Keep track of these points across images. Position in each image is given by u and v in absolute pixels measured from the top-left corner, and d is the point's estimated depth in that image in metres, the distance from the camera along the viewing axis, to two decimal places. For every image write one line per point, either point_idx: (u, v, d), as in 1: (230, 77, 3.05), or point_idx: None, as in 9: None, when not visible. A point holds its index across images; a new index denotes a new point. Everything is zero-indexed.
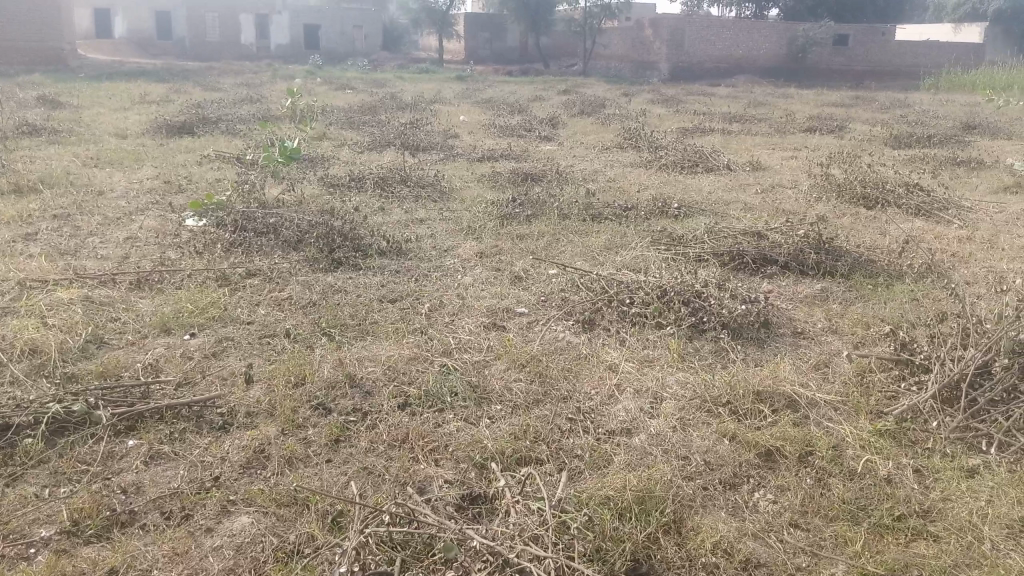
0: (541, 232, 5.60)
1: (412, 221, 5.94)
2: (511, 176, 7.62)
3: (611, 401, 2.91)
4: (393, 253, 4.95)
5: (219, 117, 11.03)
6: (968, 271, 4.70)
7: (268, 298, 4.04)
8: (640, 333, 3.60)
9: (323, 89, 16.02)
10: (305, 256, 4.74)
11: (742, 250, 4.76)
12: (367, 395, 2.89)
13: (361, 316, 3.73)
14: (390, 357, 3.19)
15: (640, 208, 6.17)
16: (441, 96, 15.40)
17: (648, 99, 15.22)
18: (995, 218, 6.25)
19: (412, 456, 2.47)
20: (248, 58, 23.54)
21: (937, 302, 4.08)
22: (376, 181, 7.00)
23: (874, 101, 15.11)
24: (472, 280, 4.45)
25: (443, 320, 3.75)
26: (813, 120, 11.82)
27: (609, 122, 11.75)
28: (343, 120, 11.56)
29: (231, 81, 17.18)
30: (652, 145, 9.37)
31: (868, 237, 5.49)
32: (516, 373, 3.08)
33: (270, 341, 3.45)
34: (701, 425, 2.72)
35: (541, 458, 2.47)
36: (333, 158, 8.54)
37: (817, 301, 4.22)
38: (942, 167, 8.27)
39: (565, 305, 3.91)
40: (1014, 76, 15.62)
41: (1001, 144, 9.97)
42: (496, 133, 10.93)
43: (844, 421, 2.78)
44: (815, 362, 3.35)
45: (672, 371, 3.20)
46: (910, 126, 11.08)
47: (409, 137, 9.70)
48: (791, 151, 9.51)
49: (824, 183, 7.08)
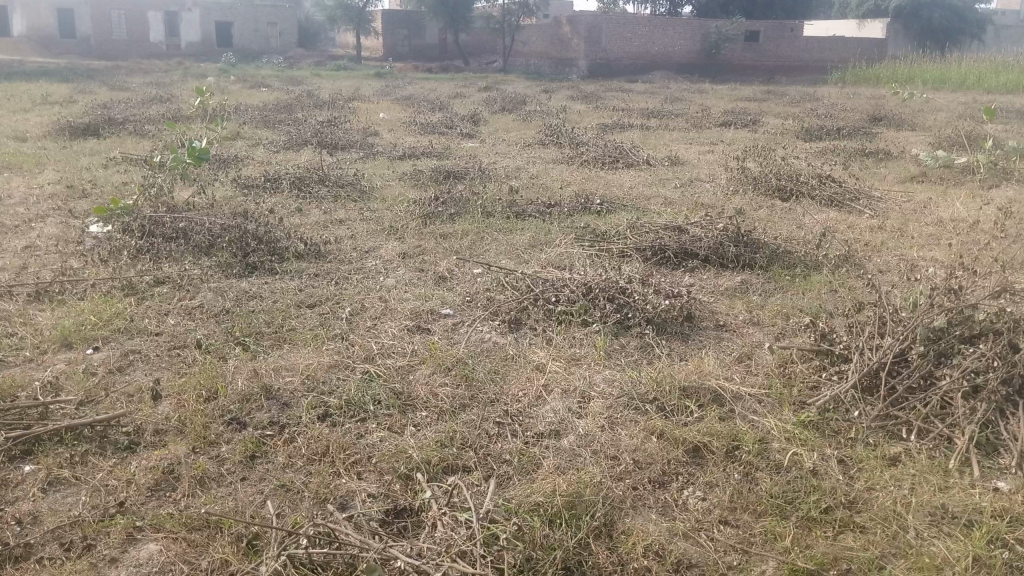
0: (464, 230, 5.52)
1: (332, 222, 5.79)
2: (433, 174, 7.51)
3: (538, 402, 2.85)
4: (311, 256, 4.79)
5: (126, 118, 10.60)
6: (880, 259, 4.82)
7: (179, 307, 3.85)
8: (565, 331, 3.56)
9: (237, 87, 15.61)
10: (217, 261, 4.55)
11: (664, 245, 4.78)
12: (285, 407, 2.77)
13: (278, 324, 3.59)
14: (308, 366, 3.06)
15: (563, 205, 6.16)
16: (360, 94, 15.14)
17: (568, 95, 15.28)
18: (903, 207, 6.46)
19: (333, 470, 2.37)
20: (158, 57, 22.72)
21: (853, 292, 4.17)
22: (293, 181, 6.81)
23: (785, 95, 15.51)
24: (393, 282, 4.34)
25: (364, 324, 3.64)
26: (727, 114, 12.05)
27: (530, 119, 11.75)
28: (258, 119, 11.25)
29: (140, 80, 16.57)
30: (573, 141, 9.39)
31: (785, 229, 5.59)
32: (441, 378, 3.00)
33: (181, 352, 3.28)
34: (629, 423, 2.69)
35: (468, 466, 2.39)
36: (248, 158, 8.29)
37: (738, 294, 4.26)
38: (852, 158, 8.52)
39: (490, 305, 3.84)
40: (914, 70, 16.24)
41: (906, 135, 10.34)
42: (417, 130, 10.79)
43: (769, 413, 2.79)
44: (739, 355, 3.36)
45: (599, 369, 3.16)
46: (819, 119, 11.40)
47: (327, 136, 9.48)
48: (708, 145, 9.66)
49: (741, 176, 7.20)
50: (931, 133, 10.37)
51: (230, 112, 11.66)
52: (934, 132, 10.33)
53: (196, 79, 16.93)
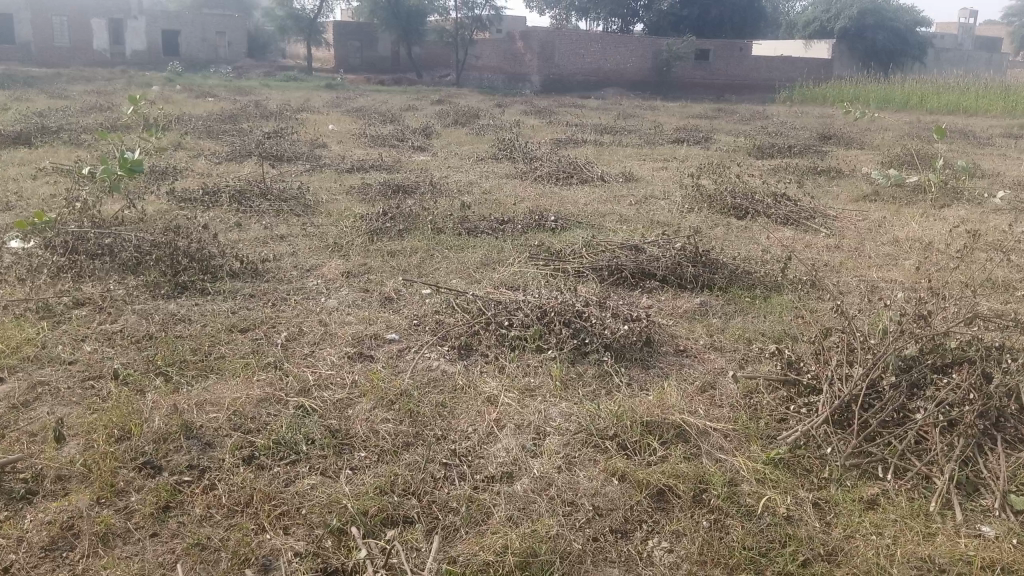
0: (413, 248, 5.28)
1: (272, 238, 5.50)
2: (382, 187, 7.25)
3: (489, 440, 2.62)
4: (247, 274, 4.51)
5: (61, 126, 10.13)
6: (840, 280, 4.71)
7: (97, 332, 3.53)
8: (519, 358, 3.33)
9: (181, 97, 15.13)
10: (144, 281, 4.23)
11: (620, 265, 4.60)
12: (206, 449, 2.50)
13: (205, 352, 3.29)
14: (236, 400, 2.80)
15: (516, 222, 5.95)
16: (309, 104, 14.82)
17: (521, 109, 15.16)
18: (859, 226, 6.39)
19: (257, 525, 2.10)
20: (102, 65, 22.03)
21: (816, 315, 4.03)
22: (233, 194, 6.48)
23: (735, 113, 15.59)
24: (336, 303, 4.08)
25: (301, 352, 3.37)
26: (680, 131, 12.02)
27: (483, 133, 11.56)
28: (201, 129, 10.87)
29: (80, 88, 16.00)
30: (527, 156, 9.23)
31: (743, 248, 5.47)
32: (384, 413, 2.74)
33: (94, 385, 2.97)
34: (587, 463, 2.47)
35: (410, 517, 2.15)
36: (187, 169, 7.94)
37: (697, 316, 4.09)
38: (804, 176, 8.48)
39: (439, 329, 3.61)
40: (861, 91, 16.47)
41: (855, 153, 10.38)
42: (367, 143, 10.52)
43: (736, 450, 2.59)
44: (701, 384, 3.17)
45: (555, 401, 2.93)
46: (771, 137, 11.42)
47: (271, 147, 9.16)
48: (662, 162, 9.56)
49: (696, 193, 7.09)
50: (880, 152, 10.43)
51: (171, 122, 11.25)
52: (883, 151, 10.39)
53: (140, 88, 16.41)
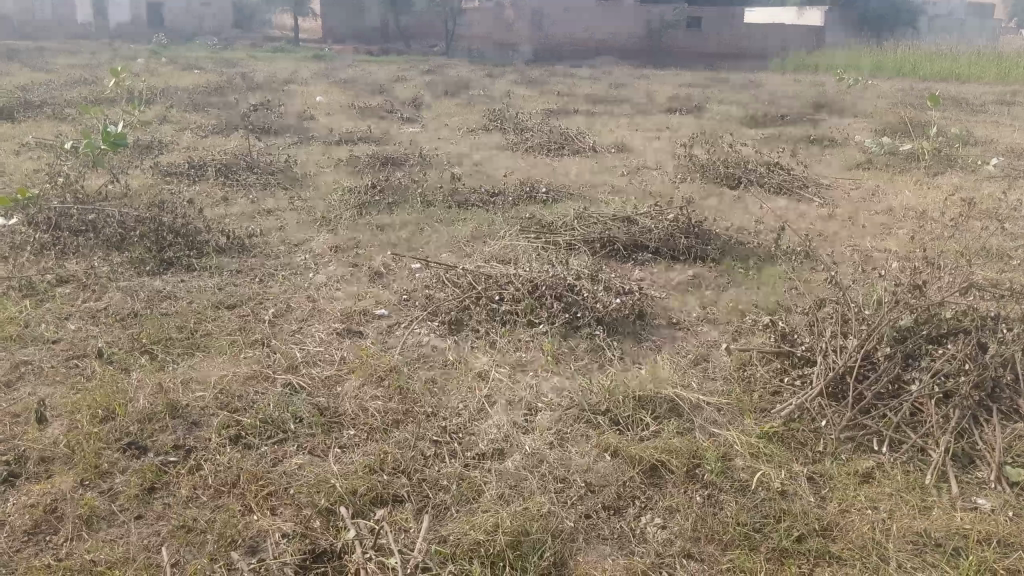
0: (403, 221, 5.21)
1: (259, 212, 5.42)
2: (371, 160, 7.17)
3: (480, 416, 2.58)
4: (234, 250, 4.45)
5: (44, 100, 9.97)
6: (833, 250, 4.68)
7: (82, 310, 3.47)
8: (510, 333, 3.29)
9: (167, 69, 14.92)
10: (129, 257, 4.17)
11: (613, 237, 4.55)
12: (192, 428, 2.46)
13: (191, 329, 3.24)
14: (223, 378, 2.75)
15: (506, 194, 5.88)
16: (297, 76, 14.63)
17: (512, 79, 14.99)
18: (852, 195, 6.35)
19: (244, 506, 2.06)
20: (86, 37, 21.72)
21: (810, 286, 3.99)
22: (220, 168, 6.39)
23: (727, 81, 15.47)
24: (325, 278, 4.03)
25: (289, 328, 3.32)
26: (672, 101, 11.91)
27: (474, 104, 11.44)
28: (188, 102, 10.73)
29: (65, 61, 15.76)
30: (518, 127, 9.13)
31: (736, 219, 5.42)
32: (373, 390, 2.70)
33: (78, 364, 2.92)
34: (579, 439, 2.44)
35: (400, 496, 2.12)
36: (173, 143, 7.83)
37: (690, 289, 4.05)
38: (797, 145, 8.42)
39: (429, 304, 3.56)
40: (853, 59, 16.36)
41: (848, 122, 10.31)
42: (356, 114, 10.40)
43: (730, 424, 2.57)
44: (694, 357, 3.14)
45: (546, 376, 2.90)
46: (764, 105, 11.33)
47: (259, 120, 9.04)
48: (654, 132, 9.48)
49: (688, 163, 7.02)
50: (873, 120, 10.36)
51: (157, 95, 11.09)
52: (876, 119, 10.32)
53: (125, 61, 16.18)
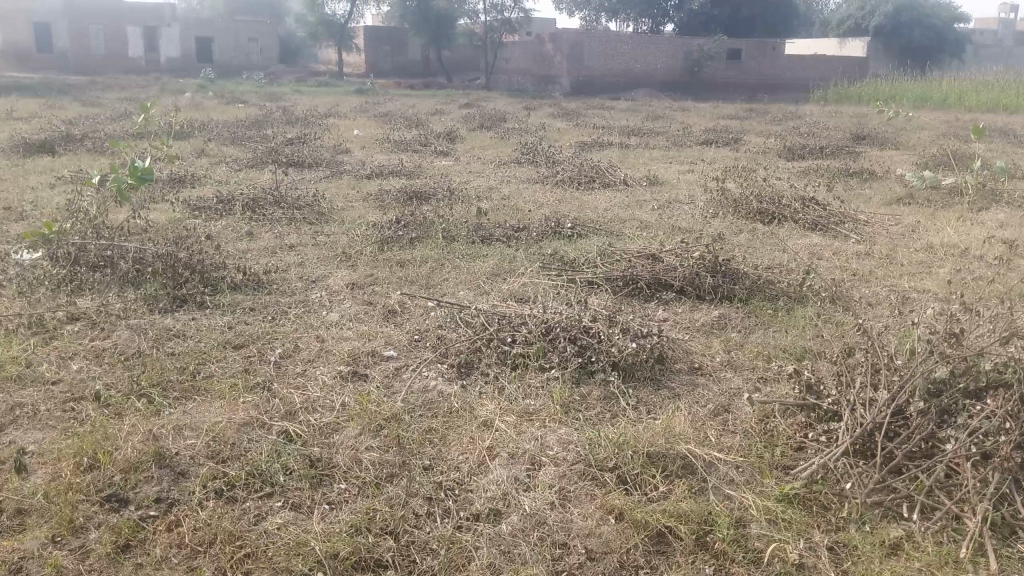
0: (423, 257, 5.12)
1: (281, 247, 5.37)
2: (398, 194, 7.12)
3: (480, 470, 2.44)
4: (249, 286, 4.39)
5: (85, 134, 10.14)
6: (868, 291, 4.47)
7: (86, 349, 3.41)
8: (520, 378, 3.14)
9: (211, 103, 15.18)
10: (143, 294, 4.12)
11: (636, 275, 4.41)
12: (178, 479, 2.36)
13: (193, 370, 3.16)
14: (217, 424, 2.66)
15: (531, 228, 5.77)
16: (336, 109, 14.78)
17: (549, 112, 14.96)
18: (891, 231, 6.12)
19: (218, 570, 1.95)
20: (137, 72, 22.23)
21: (842, 330, 3.80)
22: (247, 202, 6.37)
23: (767, 113, 15.28)
24: (338, 316, 3.94)
25: (293, 370, 3.22)
26: (708, 133, 11.75)
27: (507, 136, 11.40)
28: (225, 135, 10.84)
29: (113, 95, 16.12)
30: (549, 160, 9.04)
31: (767, 256, 5.24)
32: (371, 440, 2.57)
33: (73, 407, 2.84)
34: (583, 498, 2.29)
35: (384, 562, 1.99)
36: (205, 177, 7.88)
37: (715, 330, 3.88)
38: (835, 179, 8.20)
39: (440, 345, 3.44)
40: (897, 89, 16.02)
41: (889, 154, 10.05)
42: (389, 148, 10.41)
43: (747, 483, 2.39)
44: (714, 408, 2.96)
45: (554, 426, 2.75)
46: (802, 138, 11.12)
47: (291, 154, 9.07)
48: (689, 164, 9.32)
49: (720, 197, 6.85)
50: (916, 152, 10.09)
51: (195, 129, 11.24)
52: (919, 151, 10.05)
53: (170, 95, 16.50)
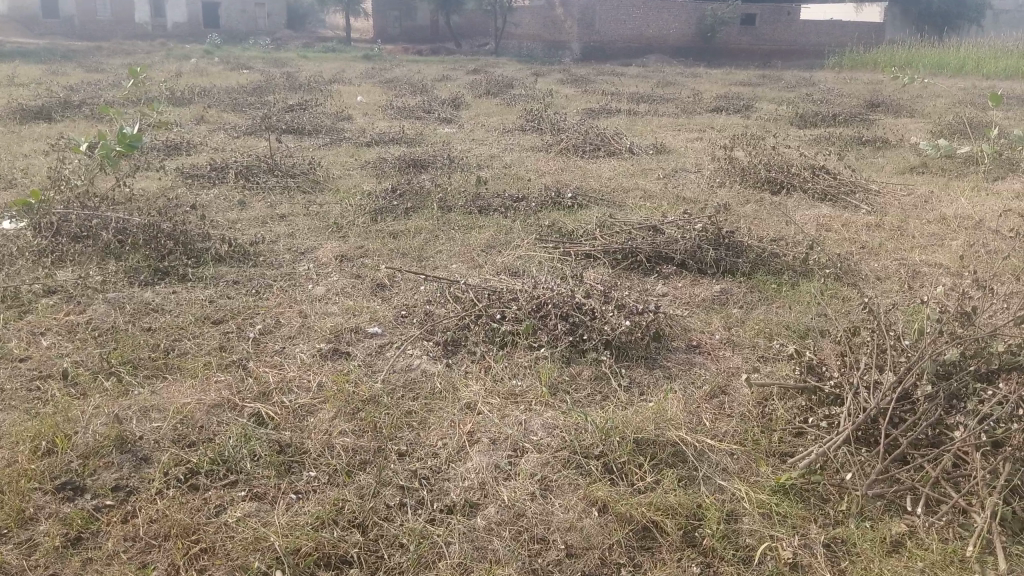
0: (418, 228, 4.97)
1: (272, 217, 5.23)
2: (397, 163, 6.95)
3: (459, 456, 2.31)
4: (235, 258, 4.24)
5: (83, 100, 9.99)
6: (876, 265, 4.30)
7: (60, 324, 3.29)
8: (508, 357, 3.00)
9: (215, 69, 14.96)
10: (124, 266, 3.99)
11: (635, 247, 4.24)
12: (140, 466, 2.25)
13: (166, 348, 3.04)
14: (186, 406, 2.54)
15: (530, 198, 5.60)
16: (342, 75, 14.53)
17: (557, 78, 14.65)
18: (903, 202, 5.91)
19: (172, 568, 1.85)
20: (143, 38, 21.97)
21: (849, 307, 3.63)
22: (240, 170, 6.22)
23: (780, 79, 14.95)
24: (324, 291, 3.80)
25: (272, 348, 3.08)
26: (719, 99, 11.48)
27: (513, 103, 11.18)
28: (226, 102, 10.66)
29: (118, 61, 15.93)
30: (555, 128, 8.83)
31: (773, 228, 5.06)
32: (346, 423, 2.45)
33: (39, 386, 2.73)
34: (564, 488, 2.16)
35: (349, 558, 1.88)
36: (202, 144, 7.72)
37: (715, 306, 3.72)
38: (847, 147, 7.96)
39: (427, 321, 3.29)
40: (911, 55, 15.60)
41: (904, 122, 9.78)
42: (393, 114, 10.21)
43: (740, 474, 2.26)
44: (710, 390, 2.82)
45: (539, 409, 2.62)
46: (815, 104, 10.84)
47: (291, 120, 8.89)
48: (698, 132, 9.09)
49: (727, 166, 6.64)
50: (930, 121, 9.81)
51: (196, 95, 11.04)
52: (934, 119, 9.77)
53: (174, 61, 16.27)
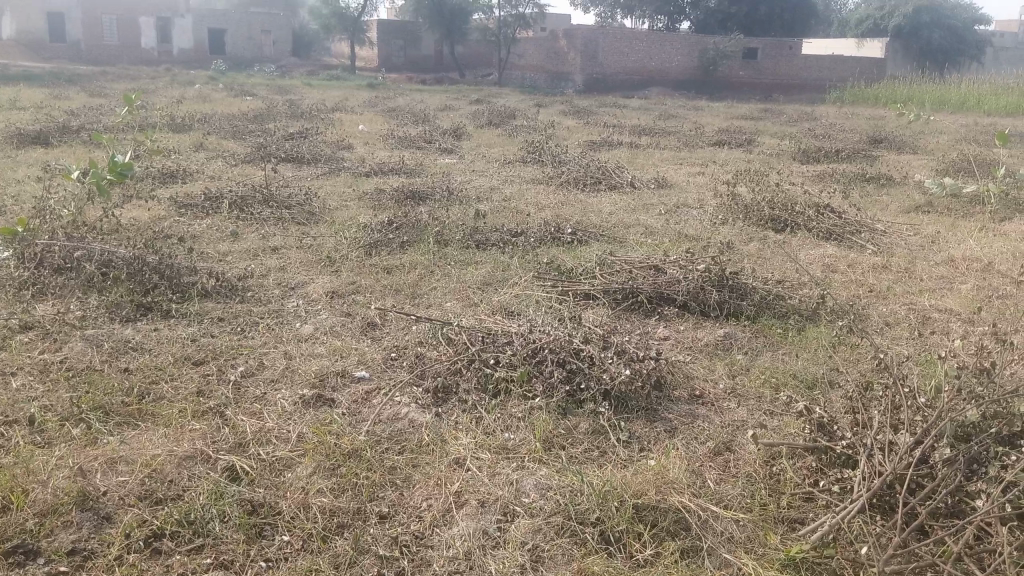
0: (412, 263, 4.83)
1: (264, 250, 5.09)
2: (395, 194, 6.83)
3: (445, 521, 2.16)
4: (222, 293, 4.09)
5: (82, 125, 9.89)
6: (884, 309, 4.16)
7: (33, 363, 3.14)
8: (501, 407, 2.84)
9: (218, 95, 14.92)
10: (107, 301, 3.84)
11: (636, 288, 4.11)
12: (101, 526, 2.09)
13: (142, 392, 2.88)
14: (156, 457, 2.39)
15: (529, 233, 5.47)
16: (344, 104, 14.49)
17: (560, 110, 14.61)
18: (910, 242, 5.79)
19: None
20: (149, 64, 22.01)
21: (857, 356, 3.49)
22: (235, 200, 6.09)
23: (783, 113, 14.92)
24: (312, 329, 3.65)
25: (253, 393, 2.93)
26: (722, 133, 11.41)
27: (514, 135, 11.10)
28: (226, 129, 10.58)
29: (121, 86, 15.90)
30: (556, 160, 8.74)
31: (777, 268, 4.93)
32: (325, 481, 2.30)
33: (3, 432, 2.58)
34: (557, 560, 2.02)
35: None
36: (198, 172, 7.61)
37: (719, 352, 3.57)
38: (851, 184, 7.86)
39: (418, 365, 3.14)
40: (913, 91, 15.60)
41: (908, 159, 9.68)
42: (394, 144, 10.12)
43: (745, 547, 2.11)
44: (714, 446, 2.67)
45: (532, 467, 2.46)
46: (817, 140, 10.78)
47: (290, 149, 8.78)
48: (700, 166, 8.99)
49: (730, 203, 6.53)
50: (934, 158, 9.72)
51: (196, 121, 10.96)
52: (938, 156, 9.69)
53: (177, 87, 16.24)
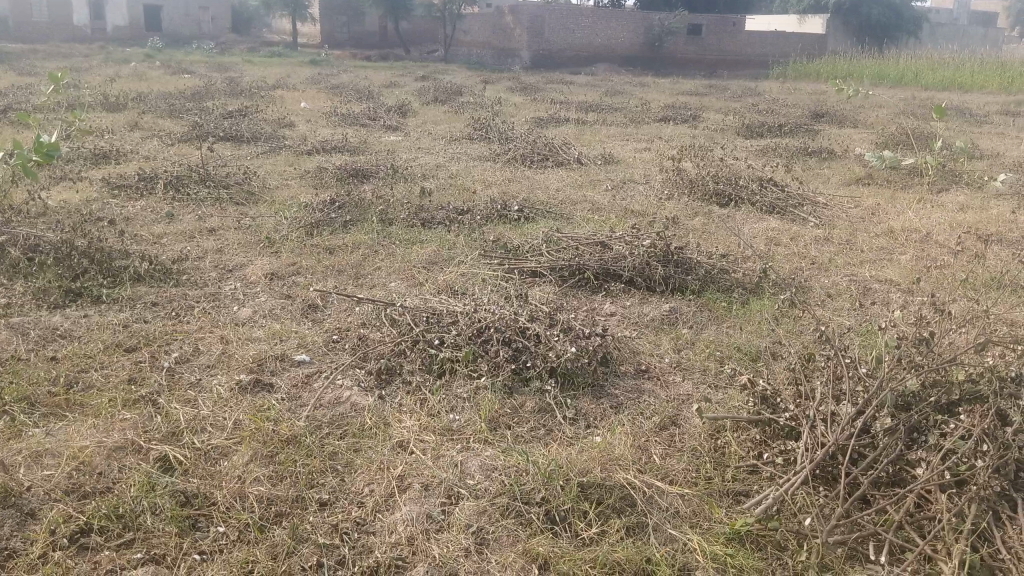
0: (355, 242, 4.73)
1: (201, 231, 4.94)
2: (338, 172, 6.68)
3: (387, 506, 2.11)
4: (156, 277, 3.95)
5: (9, 105, 9.49)
6: (827, 282, 4.20)
7: None
8: (446, 387, 2.79)
9: (155, 73, 14.48)
10: (33, 287, 3.68)
11: (582, 265, 4.08)
12: (24, 523, 1.99)
13: (69, 381, 2.76)
14: (83, 449, 2.29)
15: (475, 211, 5.38)
16: (286, 81, 14.16)
17: (507, 86, 14.50)
18: (851, 214, 5.87)
19: None
20: (81, 41, 21.25)
21: (801, 328, 3.51)
22: (170, 181, 5.89)
23: (727, 89, 15.02)
24: (251, 313, 3.55)
25: (188, 379, 2.83)
26: (667, 109, 11.44)
27: (461, 111, 10.98)
28: (163, 107, 10.26)
29: (52, 65, 15.31)
30: (502, 137, 8.66)
31: (722, 242, 4.95)
32: (263, 469, 2.23)
33: None
34: (501, 542, 1.99)
35: None
36: (133, 152, 7.35)
37: (665, 327, 3.57)
38: (794, 158, 7.94)
39: (360, 347, 3.07)
40: (853, 66, 15.84)
41: (849, 133, 9.82)
42: (337, 121, 9.93)
43: (691, 522, 2.10)
44: (660, 422, 2.66)
45: (477, 449, 2.41)
46: (761, 115, 10.87)
47: (230, 127, 8.54)
48: (646, 142, 9.01)
49: (675, 178, 6.55)
50: (874, 131, 9.88)
51: (131, 100, 10.61)
52: (877, 129, 9.84)
53: (111, 65, 15.70)
